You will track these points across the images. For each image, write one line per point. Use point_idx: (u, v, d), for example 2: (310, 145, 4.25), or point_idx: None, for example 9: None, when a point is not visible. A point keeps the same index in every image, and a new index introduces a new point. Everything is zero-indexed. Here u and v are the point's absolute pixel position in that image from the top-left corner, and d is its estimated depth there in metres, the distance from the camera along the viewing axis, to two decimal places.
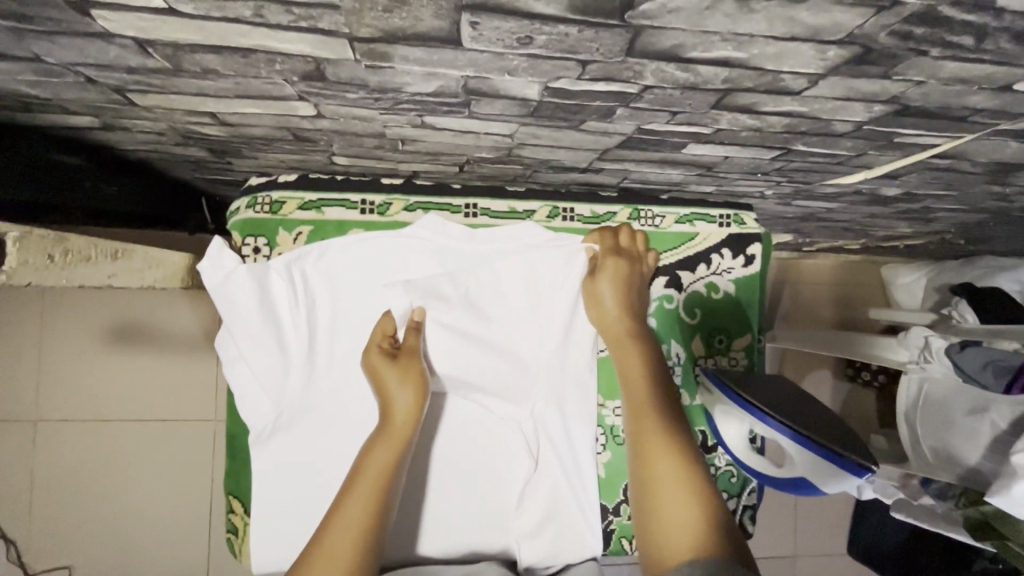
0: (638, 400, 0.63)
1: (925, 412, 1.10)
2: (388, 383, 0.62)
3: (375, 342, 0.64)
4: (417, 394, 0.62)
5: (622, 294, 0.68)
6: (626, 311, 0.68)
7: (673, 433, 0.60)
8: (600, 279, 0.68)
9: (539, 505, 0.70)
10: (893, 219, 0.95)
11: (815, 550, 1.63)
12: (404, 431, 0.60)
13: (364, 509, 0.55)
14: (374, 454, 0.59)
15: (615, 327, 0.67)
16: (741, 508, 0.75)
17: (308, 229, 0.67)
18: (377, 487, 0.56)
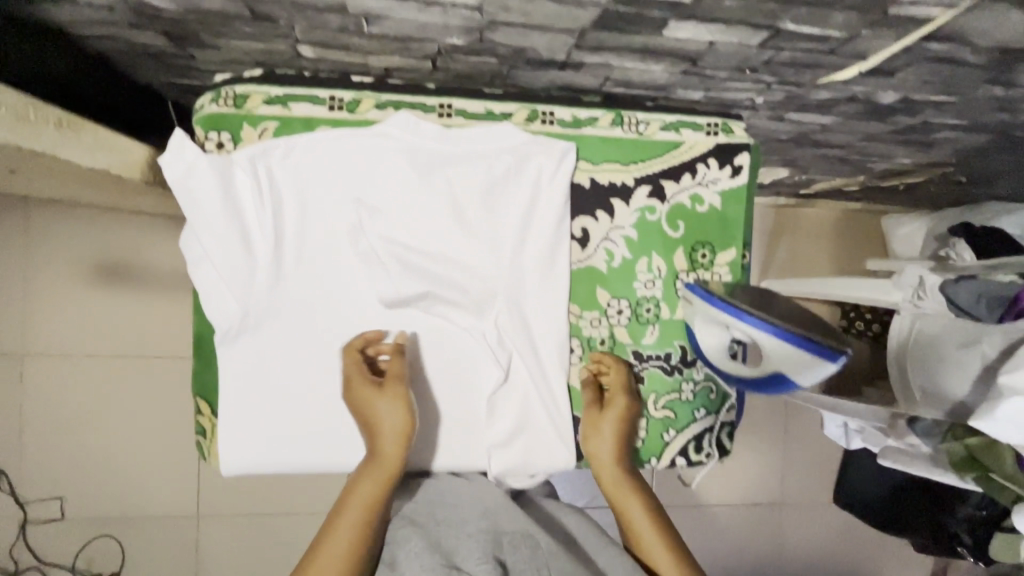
0: (605, 467, 0.68)
1: (917, 352, 1.08)
2: (372, 414, 0.62)
3: (354, 365, 0.63)
4: (400, 424, 0.61)
5: (622, 433, 0.68)
6: (624, 450, 0.68)
7: (667, 531, 0.65)
8: (603, 417, 0.68)
9: (512, 414, 0.68)
10: (892, 144, 0.91)
11: (801, 498, 1.65)
12: (391, 463, 0.61)
13: (352, 541, 0.58)
14: (360, 485, 0.60)
15: (613, 470, 0.68)
16: (718, 425, 0.74)
17: (274, 124, 0.64)
18: (364, 520, 0.59)
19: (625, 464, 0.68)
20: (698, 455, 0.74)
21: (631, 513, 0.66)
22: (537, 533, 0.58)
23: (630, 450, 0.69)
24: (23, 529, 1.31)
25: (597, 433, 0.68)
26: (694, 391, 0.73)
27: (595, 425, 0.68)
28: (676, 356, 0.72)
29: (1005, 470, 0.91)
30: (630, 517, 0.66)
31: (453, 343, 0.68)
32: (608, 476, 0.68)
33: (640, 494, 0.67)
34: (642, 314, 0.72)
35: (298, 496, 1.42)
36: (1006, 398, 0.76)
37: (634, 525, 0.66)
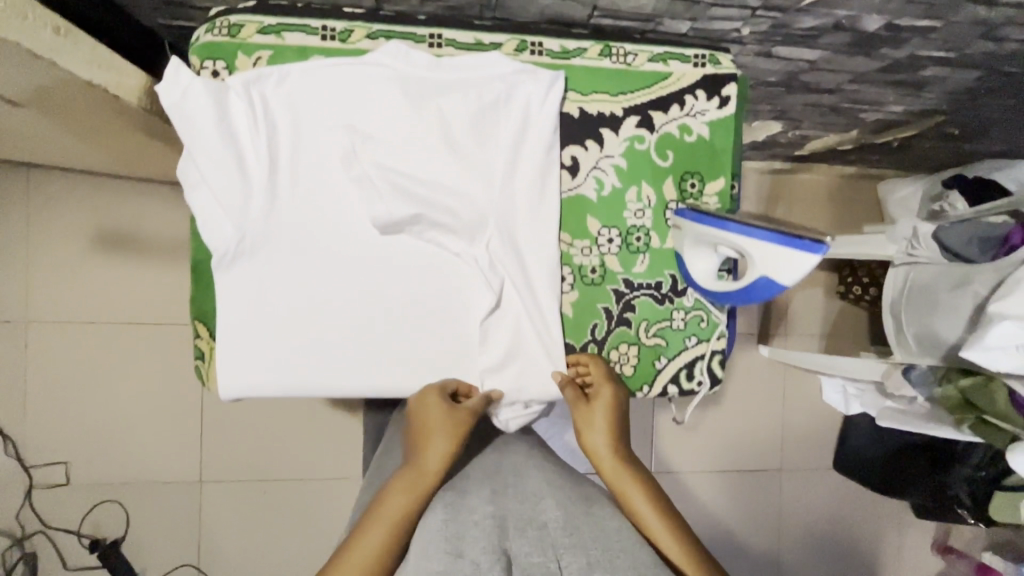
0: (603, 459, 0.66)
1: (909, 301, 1.09)
2: (432, 427, 0.63)
3: (433, 390, 0.66)
4: (457, 445, 0.63)
5: (614, 423, 0.67)
6: (620, 442, 0.66)
7: (675, 520, 0.61)
8: (591, 409, 0.67)
9: (504, 340, 0.69)
10: (882, 86, 0.92)
11: (801, 465, 1.65)
12: (430, 479, 0.60)
13: (380, 546, 0.57)
14: (394, 495, 0.59)
15: (612, 462, 0.65)
16: (710, 353, 0.75)
17: (268, 54, 0.66)
18: (391, 532, 0.57)
19: (625, 455, 0.66)
20: (689, 383, 0.75)
21: (636, 503, 0.62)
22: (542, 513, 0.54)
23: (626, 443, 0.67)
24: (28, 494, 1.33)
25: (588, 426, 0.67)
26: (685, 319, 0.74)
27: (586, 418, 0.67)
28: (667, 285, 0.73)
29: (998, 409, 0.92)
30: (634, 506, 0.62)
31: (445, 269, 0.69)
32: (608, 468, 0.65)
33: (640, 481, 0.64)
34: (633, 243, 0.73)
35: (299, 463, 1.43)
36: (996, 325, 0.77)
37: (640, 517, 0.61)
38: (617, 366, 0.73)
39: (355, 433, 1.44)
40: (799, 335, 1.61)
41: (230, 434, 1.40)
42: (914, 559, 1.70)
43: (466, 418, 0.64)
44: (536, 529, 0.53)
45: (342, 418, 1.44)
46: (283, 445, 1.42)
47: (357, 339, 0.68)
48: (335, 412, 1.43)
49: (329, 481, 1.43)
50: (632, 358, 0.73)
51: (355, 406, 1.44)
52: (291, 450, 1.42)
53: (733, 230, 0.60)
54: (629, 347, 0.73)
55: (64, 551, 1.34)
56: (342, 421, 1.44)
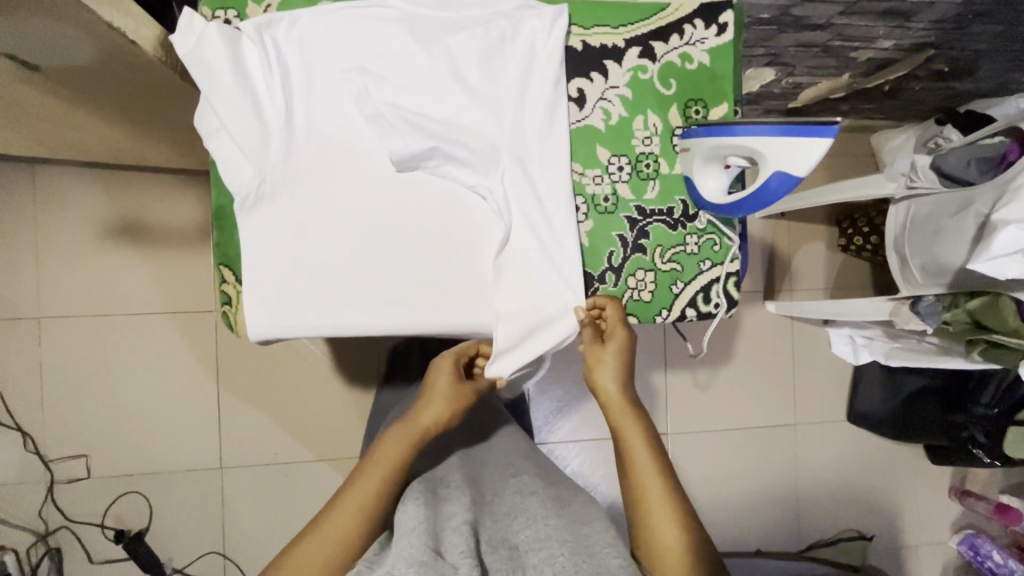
0: (609, 396, 0.71)
1: (912, 234, 1.11)
2: (437, 389, 0.71)
3: (446, 359, 0.73)
4: (453, 410, 0.71)
5: (623, 364, 0.72)
6: (627, 385, 0.72)
7: (663, 463, 0.67)
8: (603, 351, 0.72)
9: (519, 272, 0.71)
10: (869, 17, 0.94)
11: (815, 418, 1.66)
12: (420, 434, 0.68)
13: (373, 491, 0.64)
14: (387, 443, 0.67)
15: (617, 401, 0.71)
16: (725, 276, 0.76)
17: (277, 1, 0.68)
18: (381, 478, 0.65)
19: (629, 396, 0.71)
20: (706, 306, 0.76)
21: (631, 443, 0.68)
22: (517, 534, 0.61)
23: (632, 383, 0.73)
24: (50, 489, 1.33)
25: (598, 366, 0.72)
26: (698, 244, 0.75)
27: (597, 357, 0.72)
28: (678, 210, 0.75)
29: (1007, 325, 0.94)
30: (631, 445, 0.68)
31: (458, 205, 0.70)
32: (612, 405, 0.71)
33: (639, 421, 0.70)
34: (643, 170, 0.74)
35: (320, 443, 1.43)
36: (999, 234, 0.79)
37: (633, 457, 0.67)
38: (635, 292, 0.75)
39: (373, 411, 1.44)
40: (804, 290, 1.63)
41: (248, 419, 1.41)
42: (934, 507, 1.71)
43: (466, 391, 0.72)
44: (507, 549, 0.60)
45: (358, 398, 1.44)
46: (301, 428, 1.42)
47: (377, 276, 0.69)
48: (352, 392, 1.44)
49: (349, 461, 1.44)
50: (649, 284, 0.75)
51: (371, 384, 1.44)
52: (309, 432, 1.43)
53: (740, 132, 0.62)
54: (645, 274, 0.75)
55: (89, 544, 1.35)
56: (359, 400, 1.44)
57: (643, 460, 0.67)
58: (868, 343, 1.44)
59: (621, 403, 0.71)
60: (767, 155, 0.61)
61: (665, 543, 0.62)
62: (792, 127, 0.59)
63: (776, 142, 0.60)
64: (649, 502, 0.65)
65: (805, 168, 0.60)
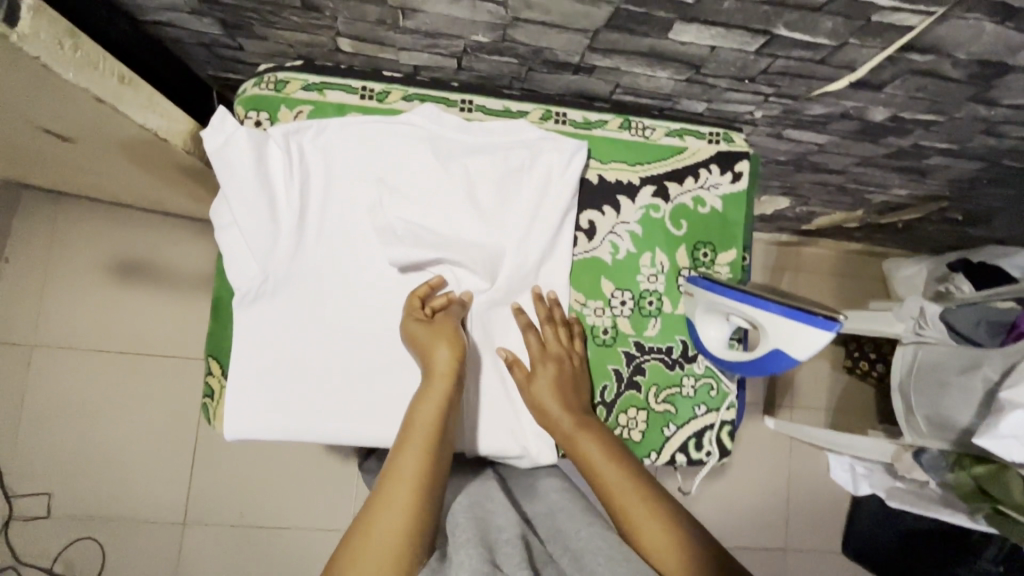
0: (552, 419, 0.66)
1: (918, 381, 1.08)
2: (426, 343, 0.63)
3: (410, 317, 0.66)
4: (459, 347, 0.63)
5: (563, 384, 0.68)
6: (572, 401, 0.67)
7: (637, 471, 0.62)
8: (538, 379, 0.67)
9: (506, 395, 0.70)
10: (886, 170, 0.96)
11: (810, 546, 1.57)
12: (447, 384, 0.61)
13: (419, 463, 0.55)
14: (422, 408, 0.59)
15: (562, 420, 0.66)
16: (719, 423, 0.74)
17: (309, 109, 0.70)
18: (430, 439, 0.56)
19: (576, 411, 0.66)
20: (698, 453, 0.74)
21: (594, 460, 0.63)
22: None
23: (578, 400, 0.68)
24: (5, 526, 1.28)
25: (538, 392, 0.67)
26: (694, 387, 0.74)
27: (534, 387, 0.67)
28: (678, 350, 0.74)
29: (1015, 500, 0.88)
30: (590, 462, 0.63)
31: None
32: (557, 425, 0.66)
33: (594, 433, 0.65)
34: (645, 307, 0.74)
35: (288, 510, 1.38)
36: (1009, 413, 0.77)
37: (597, 470, 0.62)
38: (625, 430, 0.72)
39: (347, 482, 1.39)
40: (805, 408, 1.59)
41: (219, 475, 1.36)
42: None
43: (450, 326, 0.65)
44: None
45: (335, 467, 1.40)
46: (273, 491, 1.38)
47: (363, 385, 0.68)
48: (329, 459, 1.40)
49: (316, 532, 1.38)
50: (640, 423, 0.73)
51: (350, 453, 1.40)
52: (279, 496, 1.38)
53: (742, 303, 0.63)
54: (638, 412, 0.73)
55: None
56: (334, 469, 1.40)
57: (608, 471, 0.62)
58: (868, 475, 1.37)
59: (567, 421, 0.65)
60: (768, 333, 0.61)
61: (647, 539, 0.57)
62: (796, 313, 0.58)
63: (777, 325, 0.59)
64: (630, 507, 0.59)
65: (805, 353, 0.59)
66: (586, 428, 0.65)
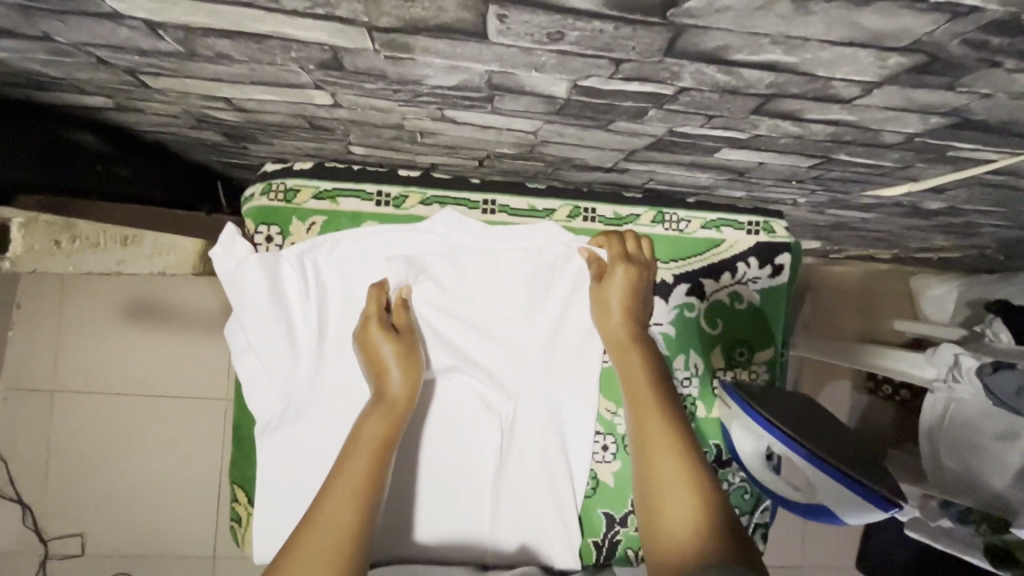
0: (610, 327, 0.65)
1: (948, 433, 1.06)
2: (382, 360, 0.61)
3: (371, 316, 0.63)
4: (414, 371, 0.62)
5: (632, 294, 0.65)
6: (634, 310, 0.66)
7: (674, 405, 0.60)
8: (608, 280, 0.65)
9: (534, 510, 0.68)
10: (931, 232, 0.90)
11: (825, 564, 1.59)
12: (402, 406, 0.60)
13: (364, 478, 0.53)
14: (366, 426, 0.57)
15: (620, 327, 0.65)
16: (753, 525, 0.73)
17: (322, 219, 0.65)
18: (373, 460, 0.55)
19: (636, 325, 0.65)
20: None
21: (639, 380, 0.62)
22: None
23: (640, 315, 0.66)
24: (43, 564, 1.33)
25: (607, 292, 0.65)
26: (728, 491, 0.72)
27: (602, 287, 0.66)
28: (712, 455, 0.71)
29: None
30: (634, 381, 0.62)
31: (473, 438, 0.68)
32: (617, 331, 0.65)
33: (645, 355, 0.64)
34: None
35: None
36: None
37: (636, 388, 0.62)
38: None
39: None
40: None
41: None
42: None
43: (409, 341, 0.63)
44: None
45: None
46: None
47: (390, 508, 0.66)
48: None
49: None
50: None
51: None
52: None
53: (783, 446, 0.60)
54: None
55: None
56: None
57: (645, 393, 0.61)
58: None
59: (625, 336, 0.65)
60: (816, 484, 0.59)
61: (664, 473, 0.55)
62: (851, 484, 0.55)
63: (830, 485, 0.58)
64: (657, 439, 0.57)
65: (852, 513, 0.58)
66: (641, 343, 0.65)
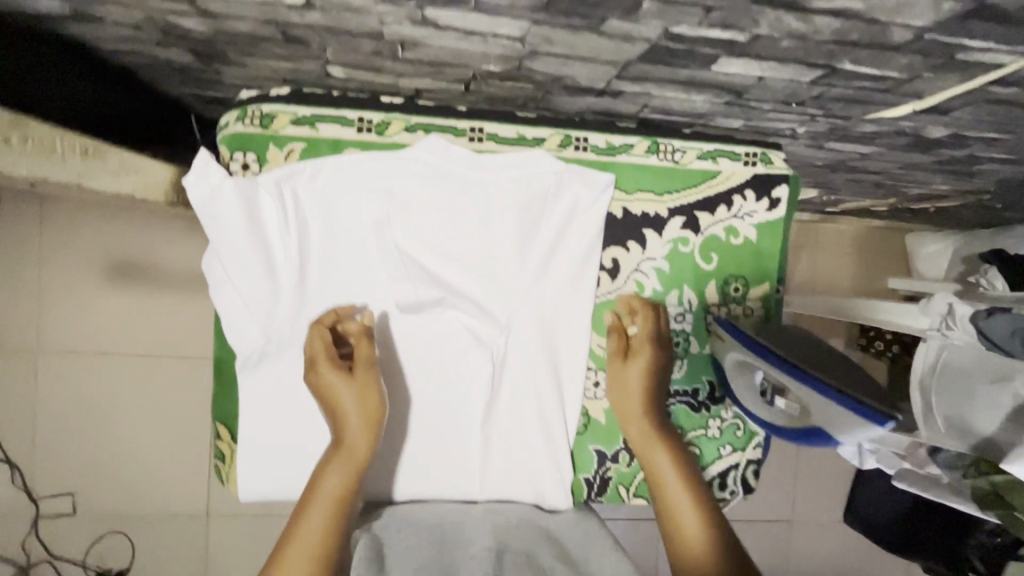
0: (629, 413, 0.65)
1: (941, 381, 1.06)
2: (336, 397, 0.58)
3: (322, 354, 0.59)
4: (372, 408, 0.59)
5: (652, 380, 0.65)
6: (653, 396, 0.66)
7: (694, 482, 0.63)
8: (628, 366, 0.65)
9: (525, 446, 0.67)
10: (931, 172, 0.88)
11: (814, 518, 1.61)
12: (360, 450, 0.58)
13: (320, 541, 0.54)
14: (328, 476, 0.57)
15: (641, 417, 0.65)
16: (745, 462, 0.72)
17: (300, 146, 0.63)
18: (334, 515, 0.56)
19: (655, 411, 0.65)
20: (722, 493, 0.72)
21: (661, 467, 0.64)
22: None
23: (659, 398, 0.66)
24: (34, 524, 1.32)
25: (626, 380, 0.65)
26: (720, 428, 0.71)
27: (622, 375, 0.66)
28: (704, 392, 0.71)
29: None
30: (657, 469, 0.64)
31: (463, 374, 0.66)
32: (636, 423, 0.65)
33: (665, 442, 0.65)
34: (671, 348, 0.70)
35: None
36: None
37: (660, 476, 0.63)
38: None
39: None
40: None
41: None
42: None
43: (367, 375, 0.60)
44: None
45: None
46: None
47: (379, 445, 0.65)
48: None
49: None
50: None
51: None
52: None
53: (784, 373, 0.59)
54: None
55: None
56: None
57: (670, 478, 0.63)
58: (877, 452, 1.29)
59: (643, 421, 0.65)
60: (812, 408, 0.60)
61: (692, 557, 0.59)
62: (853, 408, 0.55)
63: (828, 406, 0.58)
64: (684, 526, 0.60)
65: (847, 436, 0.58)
66: (660, 428, 0.65)
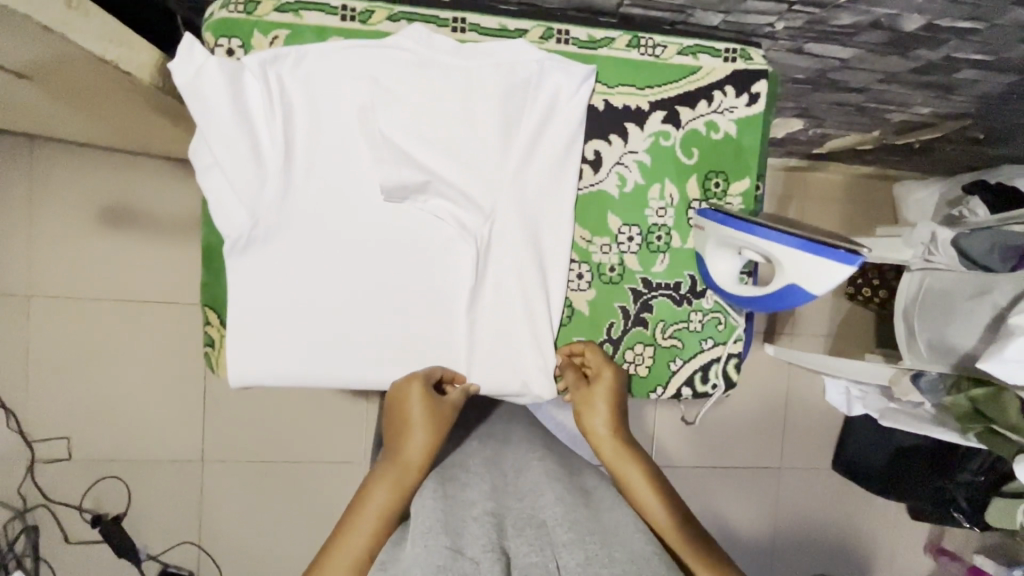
0: (596, 433, 0.65)
1: (923, 306, 1.08)
2: (412, 419, 0.61)
3: (417, 379, 0.64)
4: (437, 440, 0.61)
5: (615, 404, 0.67)
6: (619, 421, 0.66)
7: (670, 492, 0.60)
8: (591, 390, 0.67)
9: (510, 335, 0.69)
10: (911, 87, 0.89)
11: (803, 465, 1.64)
12: (414, 473, 0.59)
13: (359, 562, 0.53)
14: (375, 493, 0.57)
15: (610, 439, 0.64)
16: (726, 356, 0.74)
17: (284, 33, 0.63)
18: (375, 537, 0.54)
19: (625, 436, 0.65)
20: (703, 386, 0.74)
21: (636, 484, 0.61)
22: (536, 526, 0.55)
23: (625, 425, 0.67)
24: (30, 468, 1.33)
25: (588, 405, 0.66)
26: (702, 321, 0.73)
27: (587, 400, 0.67)
28: (686, 285, 0.72)
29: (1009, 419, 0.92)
30: (632, 486, 0.61)
31: (448, 264, 0.67)
32: (608, 446, 0.64)
33: (640, 459, 0.63)
34: (653, 242, 0.71)
35: (301, 449, 1.42)
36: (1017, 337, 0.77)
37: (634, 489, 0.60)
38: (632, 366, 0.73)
39: (355, 421, 1.43)
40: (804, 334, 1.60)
41: (231, 417, 1.39)
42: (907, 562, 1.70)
43: (449, 413, 0.63)
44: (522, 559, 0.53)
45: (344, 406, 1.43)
46: (286, 428, 1.42)
47: (367, 332, 0.66)
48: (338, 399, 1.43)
49: (329, 465, 1.43)
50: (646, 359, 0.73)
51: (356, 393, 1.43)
52: (292, 437, 1.42)
53: (760, 234, 0.61)
54: (644, 348, 0.72)
55: (67, 526, 1.35)
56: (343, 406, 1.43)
57: (645, 491, 0.60)
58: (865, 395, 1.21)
59: (614, 440, 0.64)
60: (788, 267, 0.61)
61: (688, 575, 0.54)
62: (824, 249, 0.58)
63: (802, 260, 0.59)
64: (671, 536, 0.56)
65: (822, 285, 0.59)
66: (633, 447, 0.64)
